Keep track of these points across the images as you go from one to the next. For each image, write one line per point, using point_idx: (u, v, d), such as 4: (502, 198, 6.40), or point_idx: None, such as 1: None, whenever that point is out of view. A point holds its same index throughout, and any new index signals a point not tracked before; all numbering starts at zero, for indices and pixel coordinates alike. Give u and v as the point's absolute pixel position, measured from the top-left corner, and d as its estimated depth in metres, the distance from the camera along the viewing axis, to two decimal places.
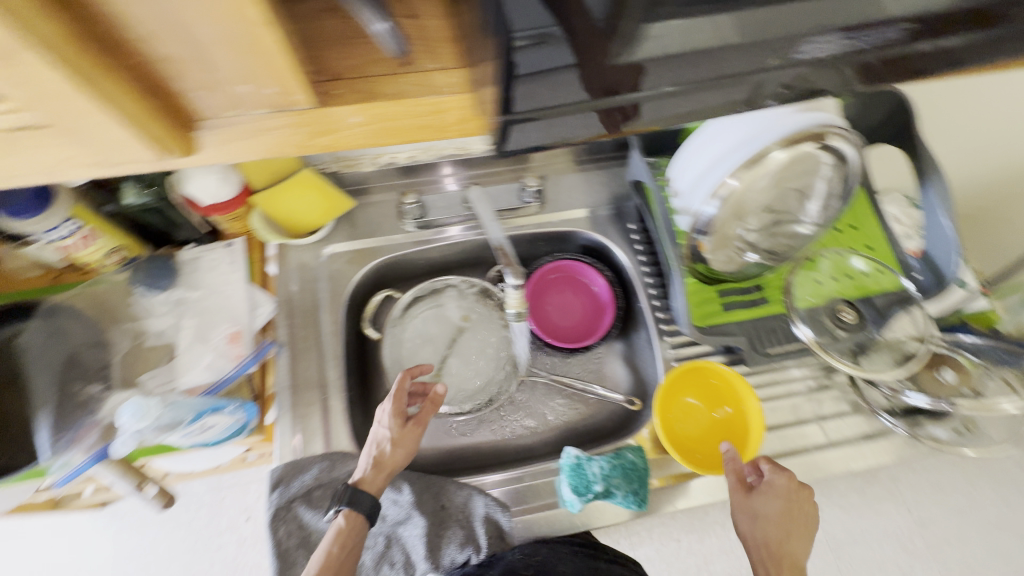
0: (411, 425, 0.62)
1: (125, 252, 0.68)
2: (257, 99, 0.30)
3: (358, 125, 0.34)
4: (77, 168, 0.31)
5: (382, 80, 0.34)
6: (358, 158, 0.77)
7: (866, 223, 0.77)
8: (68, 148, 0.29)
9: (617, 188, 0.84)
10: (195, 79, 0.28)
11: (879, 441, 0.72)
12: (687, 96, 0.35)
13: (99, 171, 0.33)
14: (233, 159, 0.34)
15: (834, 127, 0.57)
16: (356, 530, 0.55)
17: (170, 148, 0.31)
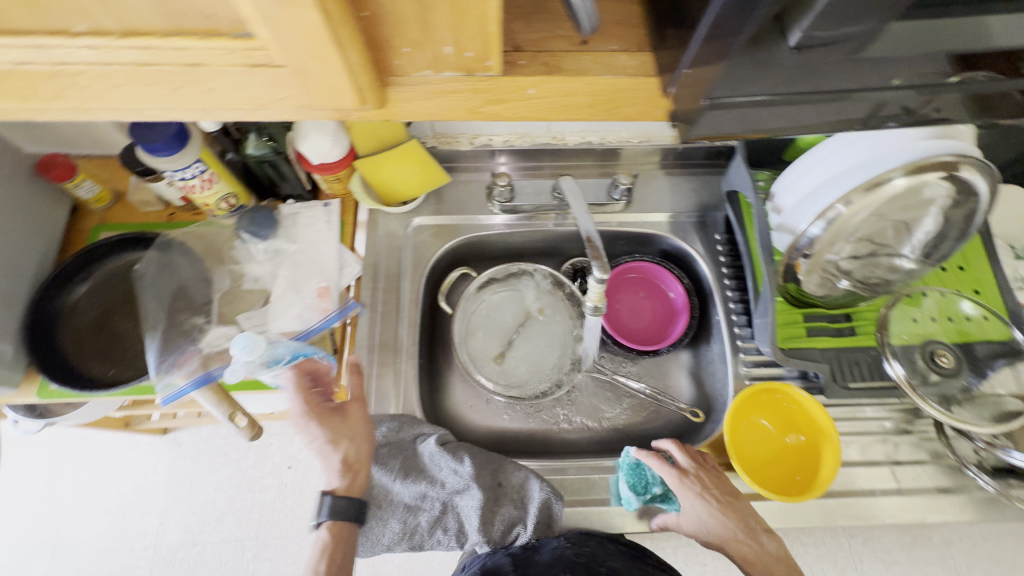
0: (353, 408, 0.61)
1: (235, 198, 0.73)
2: (453, 61, 0.32)
3: (530, 97, 0.37)
4: (263, 108, 0.34)
5: (562, 55, 0.37)
6: (457, 136, 0.80)
7: (978, 268, 0.72)
8: (269, 89, 0.31)
9: (706, 196, 0.83)
10: (408, 36, 0.31)
11: (957, 496, 0.68)
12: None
13: (275, 115, 0.35)
14: (406, 114, 0.37)
15: (968, 157, 0.53)
16: (342, 538, 0.57)
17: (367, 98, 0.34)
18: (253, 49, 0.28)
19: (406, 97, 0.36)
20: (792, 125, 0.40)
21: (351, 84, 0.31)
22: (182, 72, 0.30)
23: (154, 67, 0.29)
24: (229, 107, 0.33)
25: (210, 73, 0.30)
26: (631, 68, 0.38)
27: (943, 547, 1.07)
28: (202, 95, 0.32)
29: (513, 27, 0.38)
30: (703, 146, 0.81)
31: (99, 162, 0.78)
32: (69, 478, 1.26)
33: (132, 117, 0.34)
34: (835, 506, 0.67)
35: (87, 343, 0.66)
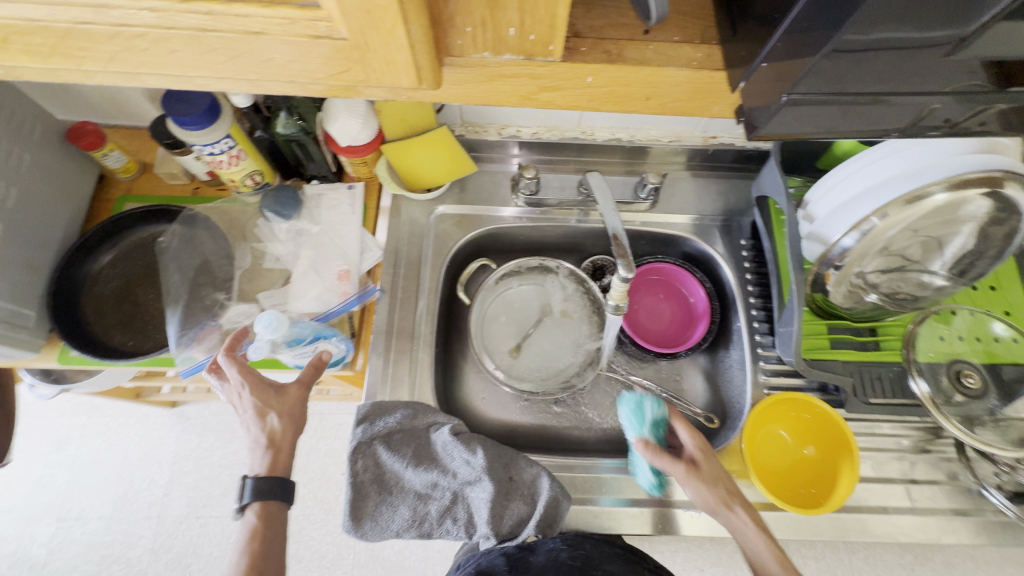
0: (293, 388, 0.59)
1: (260, 177, 0.72)
2: (514, 44, 0.32)
3: (587, 85, 0.36)
4: (313, 83, 0.33)
5: (626, 45, 0.36)
6: (485, 125, 0.79)
7: (1010, 288, 0.71)
8: (324, 64, 0.31)
9: (733, 200, 0.82)
10: (472, 14, 0.30)
11: (973, 519, 0.67)
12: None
13: (324, 91, 0.34)
14: (454, 99, 0.36)
15: (1014, 174, 0.52)
16: (268, 521, 0.53)
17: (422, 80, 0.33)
18: (318, 19, 0.28)
19: (457, 80, 0.35)
20: (844, 131, 0.38)
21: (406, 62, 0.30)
22: (241, 39, 0.29)
23: (212, 34, 0.29)
24: (279, 80, 0.33)
25: (268, 44, 0.29)
26: (695, 60, 0.37)
27: (945, 568, 1.06)
28: (255, 66, 0.31)
29: (574, 12, 0.37)
30: (735, 149, 0.79)
31: (127, 132, 0.78)
32: (77, 444, 1.28)
33: (180, 85, 0.33)
34: (848, 521, 0.66)
35: (109, 313, 0.67)
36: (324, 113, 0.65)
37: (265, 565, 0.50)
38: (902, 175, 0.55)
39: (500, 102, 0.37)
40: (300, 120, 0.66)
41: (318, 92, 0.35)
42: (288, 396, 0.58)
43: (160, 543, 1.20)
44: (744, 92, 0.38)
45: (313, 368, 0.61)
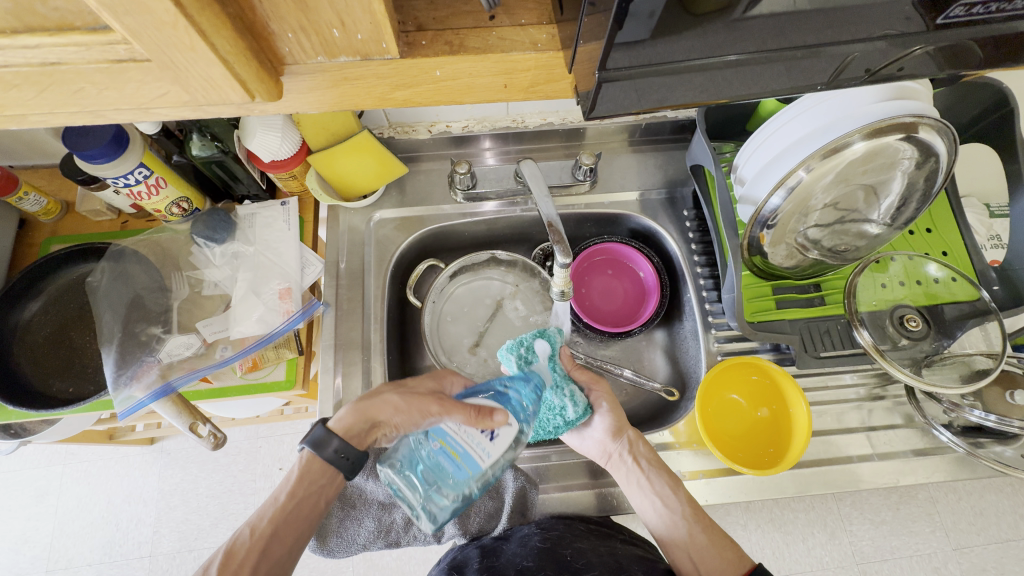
0: (452, 404, 0.52)
1: (187, 204, 0.69)
2: (345, 46, 0.31)
3: (441, 81, 0.36)
4: (153, 108, 0.32)
5: (468, 33, 0.35)
6: (414, 125, 0.78)
7: (945, 228, 0.72)
8: (143, 89, 0.30)
9: (672, 172, 0.81)
10: (289, 23, 0.29)
11: (932, 457, 0.68)
12: (737, 72, 0.35)
13: (171, 113, 0.34)
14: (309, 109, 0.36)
15: (925, 118, 0.52)
16: (310, 480, 0.53)
17: (257, 93, 0.32)
18: (114, 43, 0.27)
19: (306, 91, 0.35)
20: (712, 100, 0.39)
21: (239, 81, 0.30)
22: (42, 72, 0.28)
23: (9, 70, 0.28)
24: (108, 109, 0.32)
25: (74, 75, 0.28)
26: (540, 43, 0.35)
27: (928, 503, 1.09)
28: (78, 97, 0.30)
29: (415, 4, 0.36)
30: (667, 120, 0.79)
31: (46, 172, 0.76)
32: (58, 493, 1.25)
33: (11, 125, 0.32)
34: (810, 475, 0.67)
35: (45, 359, 0.64)
36: (241, 130, 0.63)
37: (279, 526, 0.50)
38: (819, 130, 0.55)
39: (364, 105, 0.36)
40: (216, 140, 0.64)
41: (169, 116, 0.34)
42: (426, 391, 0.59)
43: None
44: (578, 74, 0.36)
45: (474, 413, 0.51)
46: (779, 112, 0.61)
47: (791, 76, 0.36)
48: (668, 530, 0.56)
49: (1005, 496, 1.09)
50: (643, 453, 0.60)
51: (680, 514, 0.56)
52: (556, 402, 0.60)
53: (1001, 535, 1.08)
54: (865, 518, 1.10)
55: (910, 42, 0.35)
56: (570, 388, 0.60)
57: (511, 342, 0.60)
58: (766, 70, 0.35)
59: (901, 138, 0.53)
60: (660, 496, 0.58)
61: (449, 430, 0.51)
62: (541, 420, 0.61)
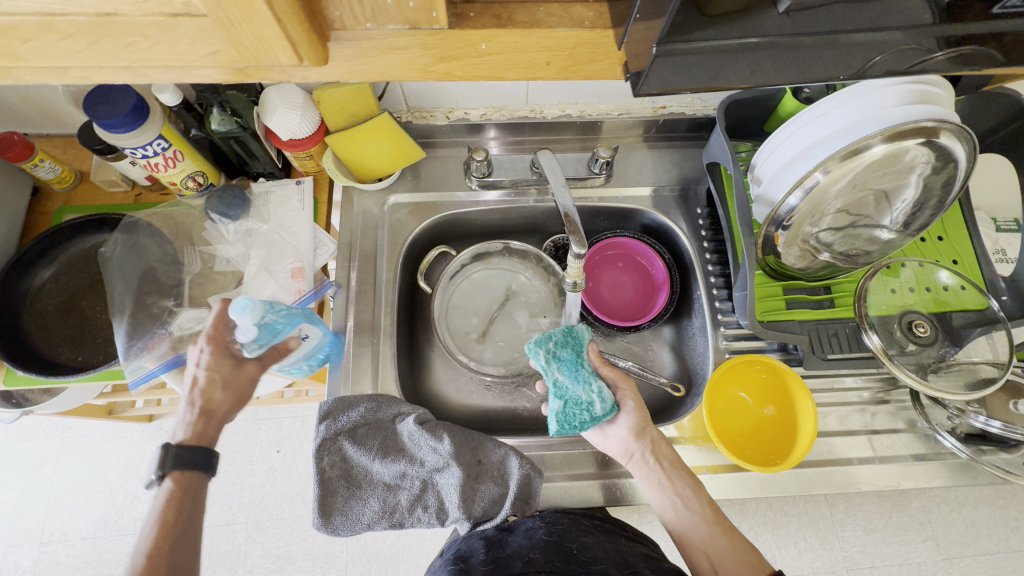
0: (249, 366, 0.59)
1: (203, 178, 0.69)
2: (396, 14, 0.32)
3: (483, 54, 0.36)
4: (198, 67, 0.32)
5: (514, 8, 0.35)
6: (432, 110, 0.77)
7: (956, 236, 0.72)
8: (193, 46, 0.30)
9: (687, 169, 0.82)
10: None
11: (932, 462, 0.69)
12: (782, 61, 0.35)
13: (214, 75, 0.34)
14: (350, 79, 0.36)
15: (947, 122, 0.52)
16: (188, 489, 0.52)
17: (305, 56, 0.33)
18: None
19: (348, 59, 0.35)
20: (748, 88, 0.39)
21: (292, 44, 0.31)
22: (96, 23, 0.28)
23: (63, 19, 0.28)
24: (154, 65, 0.32)
25: (128, 27, 0.29)
26: (587, 20, 0.35)
27: (921, 513, 1.10)
28: (125, 52, 0.30)
29: None
30: (684, 117, 0.79)
31: (61, 141, 0.75)
32: (54, 466, 1.25)
33: (56, 79, 0.32)
34: (812, 475, 0.68)
35: (55, 328, 0.64)
36: (261, 106, 0.63)
37: (181, 535, 0.49)
38: (840, 131, 0.55)
39: (403, 78, 0.36)
40: (235, 115, 0.64)
41: (211, 77, 0.34)
42: (240, 372, 0.58)
43: None
44: (622, 54, 0.36)
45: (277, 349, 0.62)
46: (799, 112, 0.61)
47: (828, 68, 0.36)
48: (687, 531, 0.57)
49: (997, 509, 1.10)
50: (665, 454, 0.61)
51: (701, 515, 0.57)
52: (584, 396, 0.61)
53: (991, 547, 1.09)
54: (857, 524, 1.11)
55: (954, 39, 0.35)
56: (597, 385, 0.61)
57: (540, 337, 0.64)
58: (812, 59, 0.35)
59: (921, 142, 0.54)
60: (682, 498, 0.58)
61: (291, 363, 0.65)
62: (568, 415, 0.60)
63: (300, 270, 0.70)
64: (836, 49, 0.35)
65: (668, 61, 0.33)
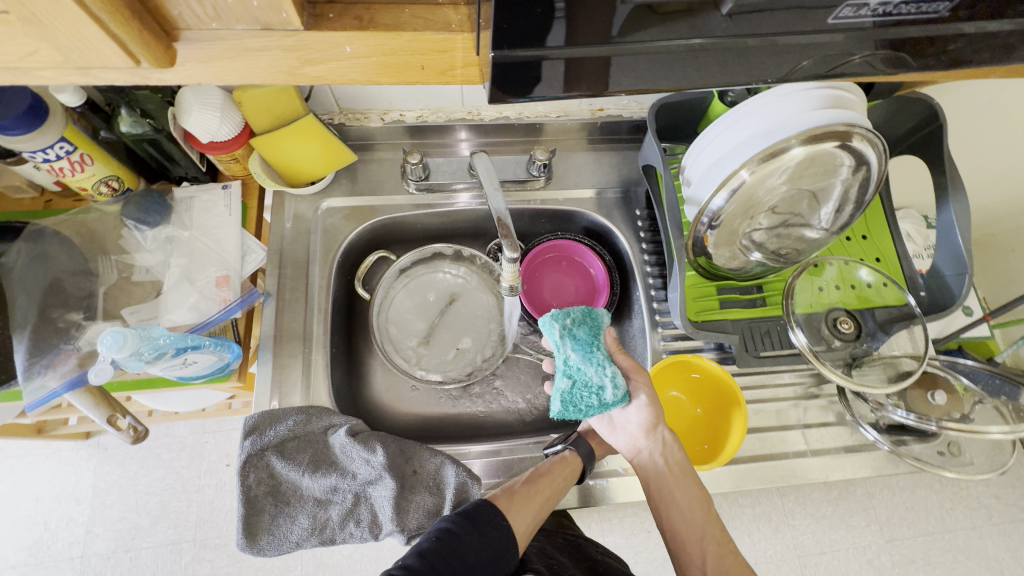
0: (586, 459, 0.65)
1: (118, 183, 0.66)
2: (242, 13, 0.31)
3: (346, 56, 0.35)
4: (27, 65, 0.31)
5: (381, 13, 0.34)
6: (366, 112, 0.76)
7: (879, 236, 0.75)
8: (8, 43, 0.29)
9: (627, 171, 0.82)
10: None
11: (859, 454, 0.71)
12: (665, 63, 0.34)
13: (55, 76, 0.33)
14: (213, 79, 0.34)
15: (858, 126, 0.53)
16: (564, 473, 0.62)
17: (143, 57, 0.31)
18: None
19: (205, 59, 0.33)
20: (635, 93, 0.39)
21: (125, 44, 0.30)
22: None
23: None
24: None
25: None
26: (452, 23, 0.34)
27: (865, 499, 1.14)
28: None
29: None
30: (623, 120, 0.80)
31: None
32: None
33: None
34: (746, 470, 0.69)
35: None
36: (176, 106, 0.60)
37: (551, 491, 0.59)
38: (759, 134, 0.56)
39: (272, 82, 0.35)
40: (147, 116, 0.61)
41: (42, 74, 0.32)
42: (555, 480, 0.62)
43: None
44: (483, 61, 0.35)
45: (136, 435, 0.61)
46: (723, 116, 0.62)
47: (727, 70, 0.35)
48: (687, 539, 0.59)
49: (933, 492, 1.15)
50: (675, 458, 0.62)
51: (704, 528, 0.59)
52: (595, 378, 0.58)
53: (930, 529, 1.13)
54: (807, 513, 1.14)
55: (830, 49, 0.35)
56: (611, 368, 0.58)
57: (557, 312, 0.61)
58: (706, 64, 0.34)
59: (837, 145, 0.55)
60: (688, 506, 0.60)
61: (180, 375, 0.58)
62: (574, 396, 0.57)
63: (227, 277, 0.67)
64: (764, 49, 0.33)
65: (542, 67, 0.33)
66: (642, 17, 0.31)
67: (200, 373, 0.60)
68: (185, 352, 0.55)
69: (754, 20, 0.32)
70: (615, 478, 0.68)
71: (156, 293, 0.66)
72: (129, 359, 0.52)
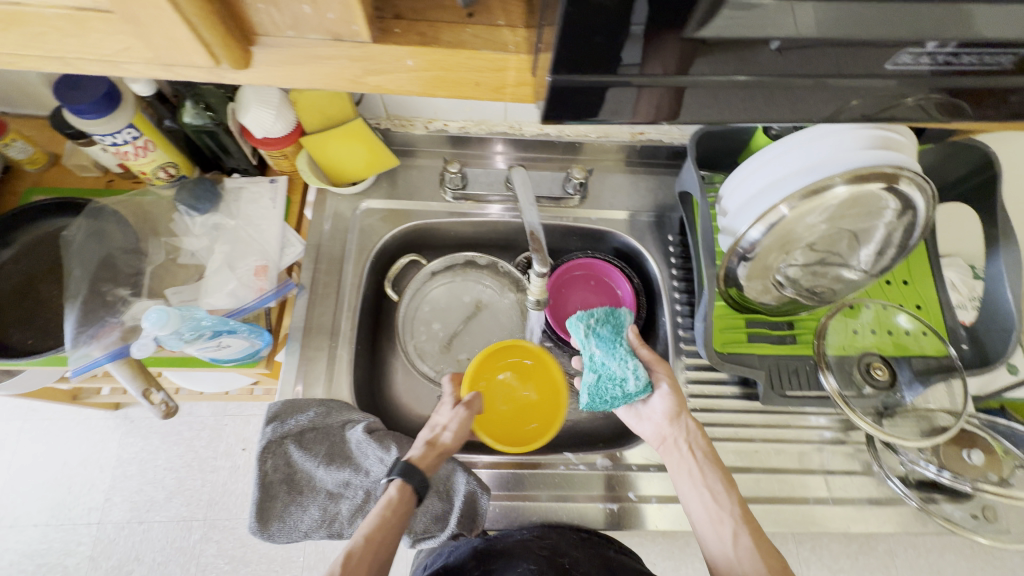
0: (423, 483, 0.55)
1: (174, 169, 0.69)
2: (317, 24, 0.33)
3: (412, 70, 0.36)
4: (121, 60, 0.33)
5: (445, 31, 0.36)
6: (412, 120, 0.79)
7: (921, 282, 0.73)
8: (108, 40, 0.32)
9: (662, 196, 0.82)
10: None
11: (885, 507, 0.68)
12: (712, 98, 0.35)
13: (140, 70, 0.35)
14: (281, 83, 0.37)
15: (907, 169, 0.52)
16: (405, 500, 0.54)
17: (223, 59, 0.33)
18: None
19: (276, 64, 0.36)
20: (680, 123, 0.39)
21: (209, 47, 0.32)
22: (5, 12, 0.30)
23: None
24: (73, 57, 0.33)
25: (38, 17, 0.30)
26: (511, 44, 0.36)
27: (886, 556, 1.08)
28: (41, 42, 0.32)
29: None
30: (663, 145, 0.80)
31: (37, 123, 0.75)
32: (14, 450, 1.22)
33: None
34: (763, 512, 0.67)
35: (7, 309, 0.63)
36: (235, 103, 0.63)
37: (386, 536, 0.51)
38: (803, 170, 0.55)
39: (336, 88, 0.37)
40: (209, 110, 0.64)
41: (128, 68, 0.35)
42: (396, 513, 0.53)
43: (100, 550, 1.15)
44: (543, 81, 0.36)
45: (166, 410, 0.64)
46: (766, 149, 0.62)
47: (776, 105, 0.35)
48: (710, 525, 0.55)
49: (962, 557, 1.08)
50: (700, 444, 0.60)
51: (729, 513, 0.55)
52: (618, 372, 0.59)
53: None
54: (822, 564, 1.09)
55: (886, 94, 0.34)
56: (633, 361, 0.59)
57: (580, 310, 0.62)
58: (755, 97, 0.34)
59: (883, 187, 0.54)
60: (712, 491, 0.57)
61: (215, 356, 0.61)
62: (601, 390, 0.58)
63: (266, 267, 0.69)
64: (817, 88, 0.33)
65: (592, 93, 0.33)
66: (700, 49, 0.31)
67: (232, 356, 0.62)
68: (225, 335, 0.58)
69: (806, 58, 0.32)
70: (627, 504, 0.67)
71: (197, 277, 0.68)
72: (180, 335, 0.54)
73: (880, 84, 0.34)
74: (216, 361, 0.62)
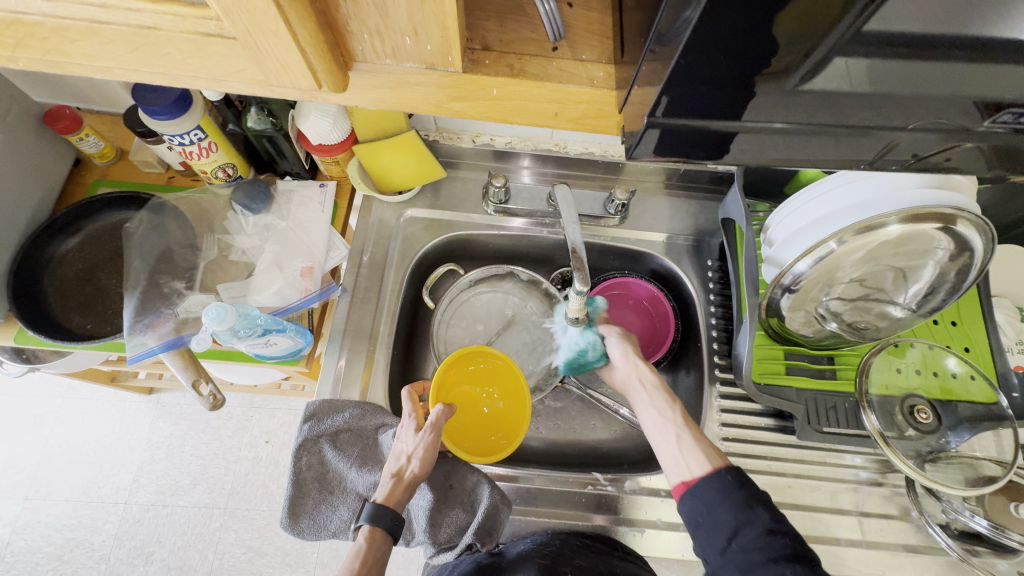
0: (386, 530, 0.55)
1: (233, 170, 0.72)
2: (414, 54, 0.34)
3: (494, 99, 0.38)
4: (228, 80, 0.36)
5: (527, 61, 0.37)
6: (460, 133, 0.81)
7: (971, 324, 0.71)
8: (220, 62, 0.34)
9: (703, 221, 0.82)
10: (366, 22, 0.32)
11: (923, 556, 0.66)
12: (782, 139, 0.35)
13: (242, 88, 0.37)
14: (365, 104, 0.38)
15: (966, 212, 0.51)
16: (376, 543, 0.53)
17: (323, 82, 0.35)
18: (207, 18, 0.31)
19: (364, 86, 0.37)
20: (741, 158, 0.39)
21: (312, 71, 0.34)
22: (135, 33, 0.32)
23: (107, 26, 0.32)
24: (182, 74, 0.36)
25: (165, 40, 0.32)
26: (597, 79, 0.37)
27: None
28: (158, 60, 0.34)
29: (484, 25, 0.39)
30: (707, 170, 0.80)
31: (109, 119, 0.80)
32: (51, 426, 1.27)
33: (100, 75, 0.36)
34: None
35: (71, 295, 0.66)
36: (296, 111, 0.66)
37: None
38: (855, 206, 0.54)
39: (415, 110, 0.38)
40: (271, 116, 0.67)
41: (230, 86, 0.37)
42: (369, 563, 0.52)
43: (125, 530, 1.19)
44: (626, 114, 0.37)
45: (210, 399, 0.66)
46: (816, 181, 0.61)
47: (845, 147, 0.35)
48: (659, 432, 0.58)
49: None
50: (650, 378, 0.64)
51: (672, 421, 0.58)
52: (583, 345, 0.73)
53: None
54: None
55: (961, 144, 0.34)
56: (593, 337, 0.72)
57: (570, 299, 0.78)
58: (816, 143, 0.35)
59: (937, 227, 0.53)
60: (660, 410, 0.60)
61: (262, 352, 0.63)
62: (570, 359, 0.74)
63: (310, 268, 0.72)
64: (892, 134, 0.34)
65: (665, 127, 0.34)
66: (780, 93, 0.31)
67: (276, 353, 0.64)
68: (273, 333, 0.60)
69: (871, 107, 0.32)
70: (652, 530, 0.66)
71: (246, 274, 0.71)
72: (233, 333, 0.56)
73: (960, 134, 0.33)
74: (260, 357, 0.64)
